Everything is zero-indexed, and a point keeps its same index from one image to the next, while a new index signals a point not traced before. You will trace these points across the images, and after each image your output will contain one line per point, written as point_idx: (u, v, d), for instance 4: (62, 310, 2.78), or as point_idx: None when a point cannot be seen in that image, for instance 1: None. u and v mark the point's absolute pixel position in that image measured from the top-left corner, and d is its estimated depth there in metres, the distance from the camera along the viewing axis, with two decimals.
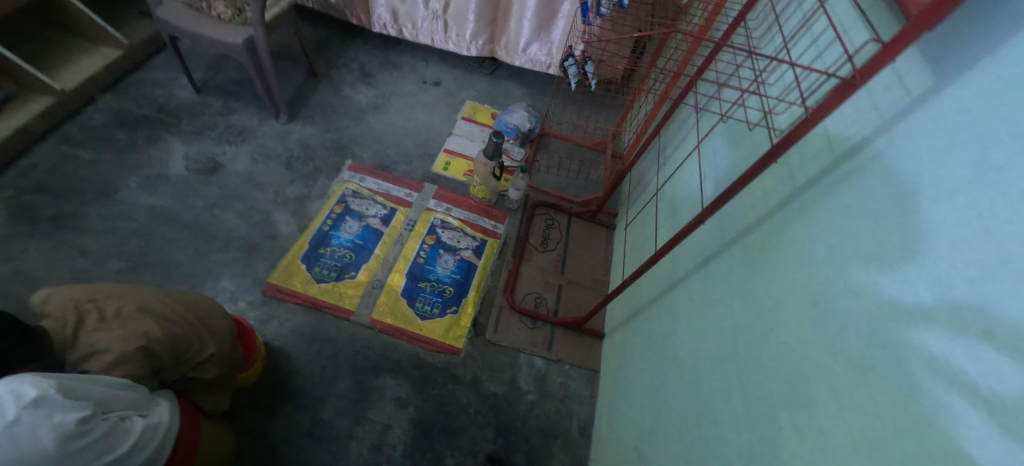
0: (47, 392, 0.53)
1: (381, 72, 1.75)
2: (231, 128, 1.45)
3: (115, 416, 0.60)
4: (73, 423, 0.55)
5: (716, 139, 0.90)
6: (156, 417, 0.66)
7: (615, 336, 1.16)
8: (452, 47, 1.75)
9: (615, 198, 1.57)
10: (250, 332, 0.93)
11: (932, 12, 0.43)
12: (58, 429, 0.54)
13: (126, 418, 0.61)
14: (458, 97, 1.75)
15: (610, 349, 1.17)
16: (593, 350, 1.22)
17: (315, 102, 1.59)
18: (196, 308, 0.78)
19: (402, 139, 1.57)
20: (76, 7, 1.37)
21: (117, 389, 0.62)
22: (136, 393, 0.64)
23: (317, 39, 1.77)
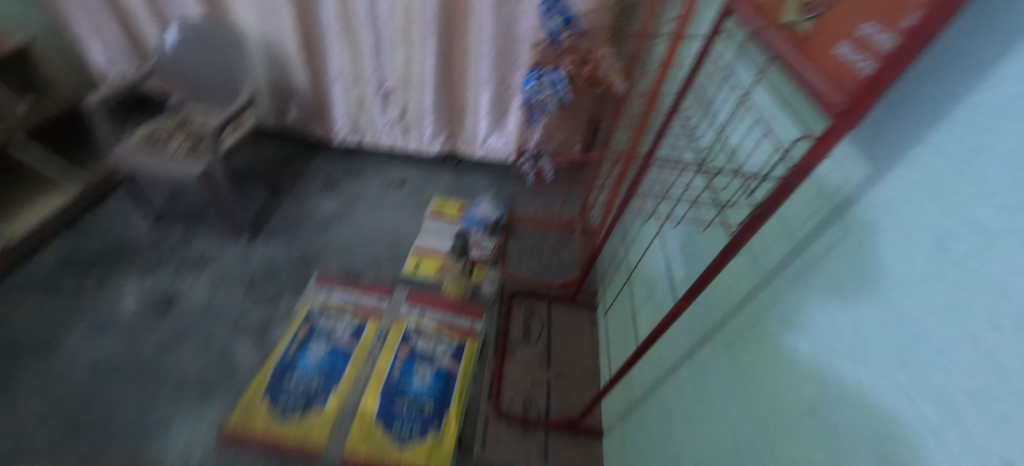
0: None
1: (346, 179, 1.76)
2: (189, 257, 1.40)
3: None
4: None
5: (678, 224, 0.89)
6: None
7: (614, 433, 1.06)
8: (414, 147, 1.79)
9: (593, 276, 1.54)
10: None
11: (850, 112, 0.44)
12: None
13: None
14: (424, 194, 1.76)
15: (611, 449, 1.06)
16: (593, 451, 1.11)
17: (279, 217, 1.57)
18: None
19: (369, 244, 1.55)
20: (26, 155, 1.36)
21: None
22: None
23: (280, 155, 1.79)
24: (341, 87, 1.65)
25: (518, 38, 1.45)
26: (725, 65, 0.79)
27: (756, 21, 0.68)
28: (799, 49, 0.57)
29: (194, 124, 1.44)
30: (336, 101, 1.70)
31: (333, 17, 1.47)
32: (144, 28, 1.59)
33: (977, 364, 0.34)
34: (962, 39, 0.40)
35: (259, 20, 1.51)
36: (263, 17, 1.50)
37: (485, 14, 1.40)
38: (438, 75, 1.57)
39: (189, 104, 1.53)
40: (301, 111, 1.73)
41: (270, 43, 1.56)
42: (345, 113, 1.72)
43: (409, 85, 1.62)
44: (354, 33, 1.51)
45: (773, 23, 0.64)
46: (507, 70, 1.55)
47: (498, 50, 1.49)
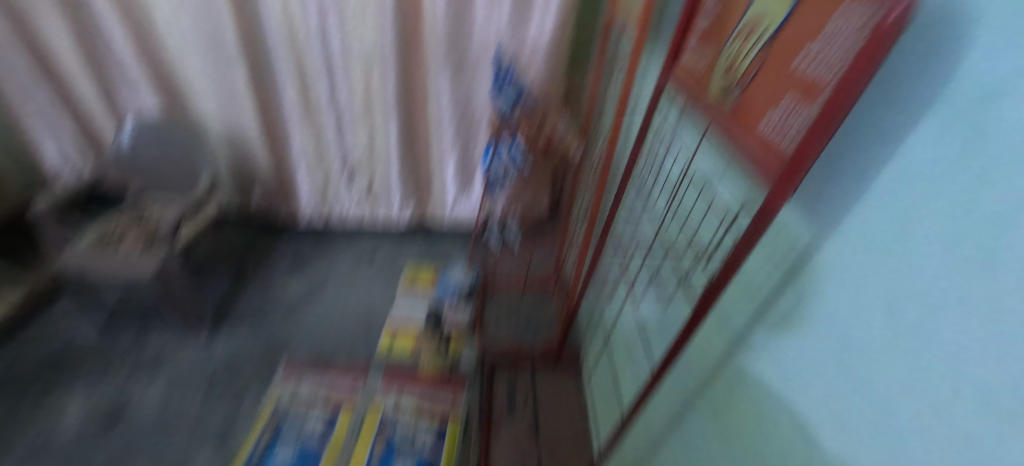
0: None
1: (314, 256, 1.72)
2: (145, 357, 1.32)
3: None
4: None
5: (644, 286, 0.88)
6: None
7: None
8: (383, 218, 1.78)
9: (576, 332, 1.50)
10: None
11: (783, 187, 0.46)
12: None
13: None
14: (396, 264, 1.73)
15: None
16: None
17: (243, 305, 1.51)
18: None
19: (341, 323, 1.49)
20: None
21: None
22: None
23: (244, 238, 1.75)
24: (305, 167, 1.66)
25: (477, 110, 1.51)
26: (670, 132, 0.83)
27: (690, 92, 0.72)
28: (729, 121, 0.60)
29: (147, 218, 1.38)
30: (301, 180, 1.69)
31: (294, 103, 1.50)
32: (101, 125, 1.58)
33: (950, 433, 0.35)
34: (872, 116, 0.44)
35: (218, 111, 1.52)
36: (223, 109, 1.51)
37: (442, 91, 1.47)
38: (401, 149, 1.60)
39: (144, 188, 1.48)
40: (265, 193, 1.71)
41: (231, 132, 1.57)
42: (310, 191, 1.71)
43: (373, 160, 1.64)
44: (315, 116, 1.53)
45: (705, 96, 0.68)
46: (469, 139, 1.59)
47: (458, 121, 1.54)
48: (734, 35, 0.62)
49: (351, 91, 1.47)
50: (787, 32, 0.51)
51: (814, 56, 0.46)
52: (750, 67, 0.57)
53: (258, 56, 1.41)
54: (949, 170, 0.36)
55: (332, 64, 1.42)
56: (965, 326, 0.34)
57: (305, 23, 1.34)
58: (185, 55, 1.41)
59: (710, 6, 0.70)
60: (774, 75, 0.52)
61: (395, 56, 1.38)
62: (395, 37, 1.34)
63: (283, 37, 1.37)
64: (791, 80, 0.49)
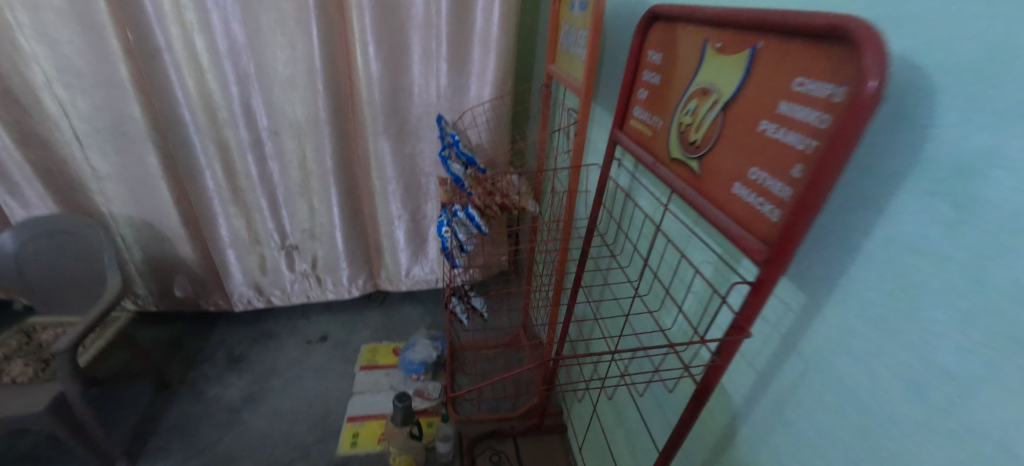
0: None
1: (254, 350, 1.52)
2: None
3: None
4: None
5: (631, 354, 0.82)
6: None
7: None
8: (332, 296, 1.63)
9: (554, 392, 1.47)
10: None
11: (778, 262, 0.43)
12: None
13: None
14: (351, 346, 1.57)
15: None
16: None
17: (168, 424, 1.28)
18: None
19: (293, 426, 1.31)
20: None
21: None
22: None
23: (162, 341, 1.51)
24: (235, 253, 1.47)
25: (424, 172, 1.44)
26: (631, 191, 0.82)
27: (645, 153, 0.71)
28: (696, 185, 0.59)
29: (43, 342, 1.18)
30: (232, 268, 1.49)
31: (217, 187, 1.35)
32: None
33: None
34: (851, 184, 0.44)
35: (125, 205, 1.33)
36: (132, 200, 1.32)
37: (386, 157, 1.39)
38: (346, 222, 1.48)
39: (35, 316, 1.26)
40: (189, 286, 1.50)
41: (141, 224, 1.37)
42: (245, 278, 1.52)
43: (316, 238, 1.50)
44: (245, 198, 1.38)
45: (662, 156, 0.67)
46: (420, 204, 1.51)
47: (406, 186, 1.46)
48: (683, 99, 0.62)
49: (284, 167, 1.35)
50: (743, 99, 0.50)
51: (781, 123, 0.45)
52: (708, 131, 0.56)
53: (172, 140, 1.26)
54: (948, 245, 0.36)
55: (261, 141, 1.30)
56: (1005, 412, 0.32)
57: (225, 102, 1.22)
58: (81, 147, 1.23)
59: (653, 69, 0.71)
60: (737, 143, 0.51)
61: (331, 127, 1.29)
62: (329, 108, 1.26)
63: (201, 118, 1.24)
64: (759, 145, 0.48)
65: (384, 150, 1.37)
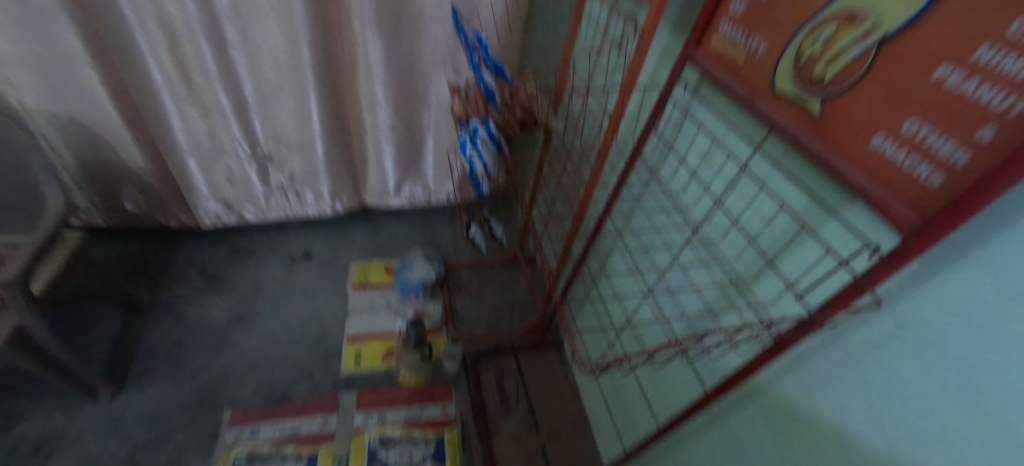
0: None
1: (231, 269, 1.40)
2: (24, 448, 1.00)
3: None
4: None
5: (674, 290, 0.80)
6: None
7: None
8: (313, 212, 1.48)
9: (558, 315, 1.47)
10: None
11: (936, 233, 0.39)
12: None
13: None
14: (340, 264, 1.49)
15: None
16: None
17: (149, 348, 1.19)
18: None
19: (290, 346, 1.26)
20: None
21: None
22: None
23: (118, 259, 1.35)
24: (196, 163, 1.26)
25: (422, 74, 1.25)
26: (698, 122, 0.73)
27: (736, 82, 0.62)
28: (817, 131, 0.52)
29: None
30: (194, 179, 1.30)
31: (164, 81, 1.09)
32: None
33: None
34: None
35: (43, 100, 1.06)
36: (52, 94, 1.04)
37: (374, 55, 1.17)
38: (329, 130, 1.29)
39: None
40: (142, 199, 1.30)
41: (69, 126, 1.11)
42: (210, 191, 1.33)
43: (292, 147, 1.31)
44: (203, 97, 1.14)
45: (763, 89, 0.58)
46: (413, 113, 1.34)
47: (399, 92, 1.27)
48: (812, 19, 0.51)
49: (249, 61, 1.11)
50: (915, 32, 0.41)
51: (970, 71, 0.37)
52: (845, 67, 0.48)
53: (95, 17, 0.97)
54: None
55: (217, 24, 1.03)
56: None
57: None
58: None
59: None
60: (895, 89, 0.43)
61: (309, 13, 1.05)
62: None
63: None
64: (930, 95, 0.40)
65: (374, 47, 1.15)
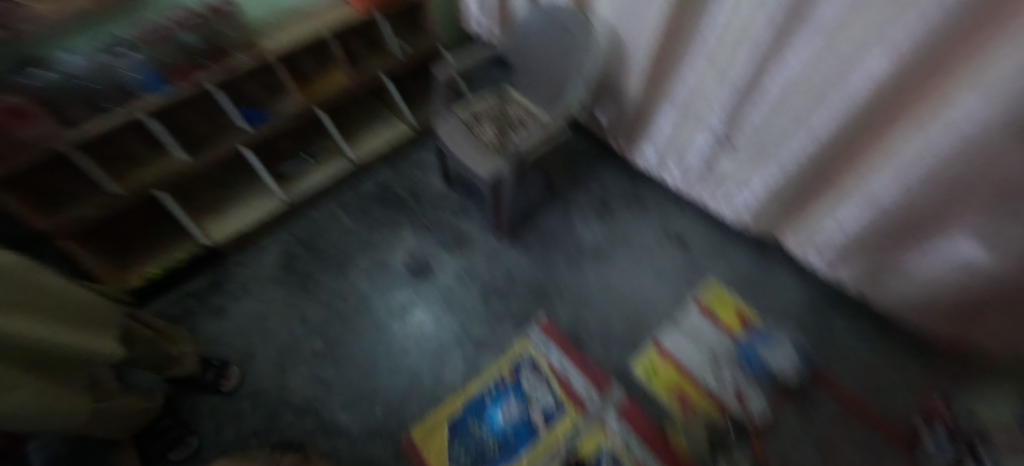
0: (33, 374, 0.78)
1: (621, 209, 1.51)
2: (454, 232, 1.46)
3: (49, 398, 0.80)
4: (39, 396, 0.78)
5: None
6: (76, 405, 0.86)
7: None
8: (721, 210, 1.40)
9: None
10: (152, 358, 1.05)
11: None
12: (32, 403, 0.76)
13: (50, 407, 0.80)
14: (702, 273, 1.38)
15: None
16: None
17: (538, 225, 1.48)
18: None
19: (612, 308, 1.32)
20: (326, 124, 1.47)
21: (54, 384, 0.81)
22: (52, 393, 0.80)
23: (569, 151, 1.67)
24: (673, 114, 1.31)
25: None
26: None
27: None
28: None
29: (508, 115, 1.38)
30: (660, 128, 1.38)
31: (715, 36, 1.08)
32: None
33: None
34: None
35: (618, 17, 1.25)
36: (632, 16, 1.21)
37: (964, 117, 0.80)
38: (815, 156, 1.08)
39: (515, 93, 1.46)
40: (613, 117, 1.50)
41: (619, 47, 1.31)
42: (660, 143, 1.41)
43: (762, 150, 1.18)
44: (727, 68, 1.09)
45: None
46: (952, 199, 0.92)
47: (960, 170, 0.86)
48: None
49: (809, 55, 0.94)
50: None
51: None
52: None
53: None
54: None
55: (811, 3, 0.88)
56: None
57: None
58: None
59: None
60: None
61: (930, 33, 0.76)
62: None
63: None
64: None
65: (966, 105, 0.78)
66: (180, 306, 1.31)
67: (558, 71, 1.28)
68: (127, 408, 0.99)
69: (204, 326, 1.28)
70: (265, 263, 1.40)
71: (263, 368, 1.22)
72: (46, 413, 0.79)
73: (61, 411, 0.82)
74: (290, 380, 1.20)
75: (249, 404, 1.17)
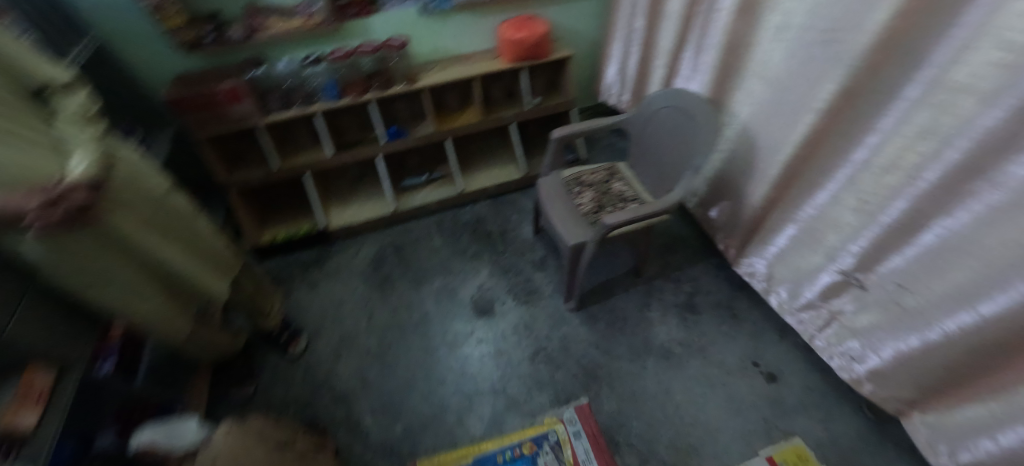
0: (154, 291, 0.97)
1: (707, 317, 1.37)
2: (527, 283, 1.47)
3: (160, 313, 0.98)
4: (152, 307, 0.96)
5: None
6: (178, 328, 1.04)
7: None
8: (836, 364, 1.15)
9: None
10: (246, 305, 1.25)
11: None
12: (144, 310, 0.95)
13: (155, 322, 0.98)
14: (786, 424, 1.15)
15: None
16: None
17: (611, 304, 1.42)
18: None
19: (662, 421, 1.18)
20: (448, 152, 1.61)
21: (169, 304, 1.00)
22: (164, 310, 0.99)
23: (670, 238, 1.59)
24: (793, 232, 1.16)
25: None
26: None
27: None
28: None
29: (611, 190, 1.36)
30: (775, 240, 1.22)
31: (866, 164, 0.93)
32: (649, 75, 1.55)
33: None
34: None
35: (757, 121, 1.17)
36: (773, 123, 1.12)
37: None
38: (978, 341, 0.81)
39: (626, 168, 1.45)
40: (727, 217, 1.38)
41: (750, 149, 1.22)
42: (772, 257, 1.25)
43: (898, 306, 0.96)
44: (871, 201, 0.93)
45: None
46: None
47: None
48: None
49: (988, 216, 0.74)
50: None
51: None
52: None
53: (880, 83, 0.86)
54: None
55: (1008, 159, 0.69)
56: None
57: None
58: (775, 38, 1.06)
59: None
60: None
61: None
62: None
63: (957, 80, 0.73)
64: None
65: None
66: (286, 271, 1.53)
67: (673, 162, 1.24)
68: (212, 342, 1.17)
69: (295, 294, 1.47)
70: (360, 256, 1.57)
71: (324, 348, 1.36)
72: (152, 322, 0.97)
73: (167, 325, 1.01)
74: (340, 367, 1.31)
75: (301, 375, 1.30)
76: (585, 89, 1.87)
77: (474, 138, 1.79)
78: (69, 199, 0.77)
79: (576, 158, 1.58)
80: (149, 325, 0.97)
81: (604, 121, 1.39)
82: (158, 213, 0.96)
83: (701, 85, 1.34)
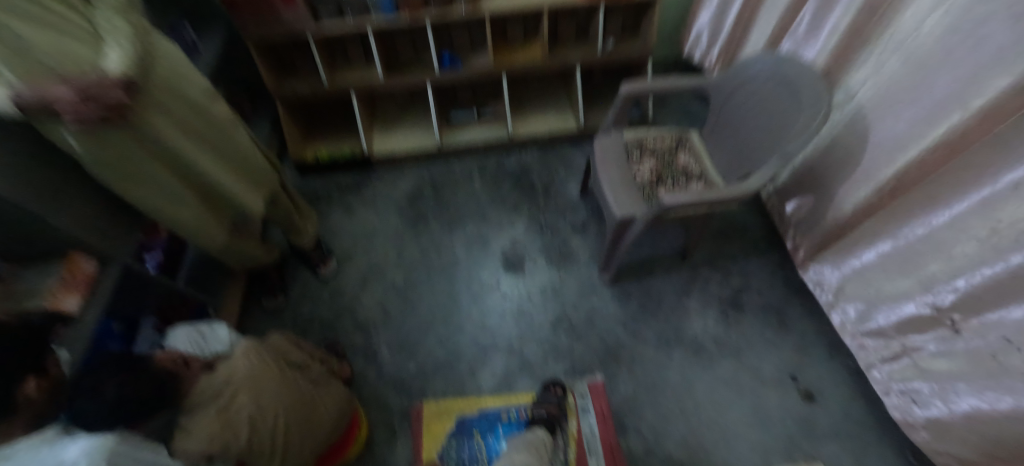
0: (190, 200, 0.96)
1: (752, 318, 1.25)
2: (562, 246, 1.39)
3: (196, 223, 0.99)
4: (187, 216, 0.96)
5: None
6: (213, 239, 1.05)
7: None
8: (892, 405, 1.01)
9: None
10: (283, 221, 1.25)
11: None
12: (179, 217, 0.95)
13: (189, 231, 0.99)
14: (813, 447, 1.07)
15: None
16: None
17: (648, 284, 1.32)
18: (306, 410, 0.88)
19: (676, 415, 1.12)
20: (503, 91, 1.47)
21: (204, 215, 1.01)
22: (199, 221, 0.99)
23: (730, 223, 1.42)
24: (885, 249, 0.98)
25: None
26: None
27: None
28: None
29: (675, 162, 1.21)
30: (860, 252, 1.05)
31: (1014, 188, 0.72)
32: (751, 29, 1.30)
33: None
34: None
35: (881, 108, 0.95)
36: (903, 114, 0.89)
37: None
38: None
39: (696, 138, 1.27)
40: (805, 214, 1.20)
41: (860, 141, 1.00)
42: (849, 271, 1.08)
43: (995, 362, 0.80)
44: (1006, 234, 0.74)
45: None
46: None
47: None
48: None
49: None
50: None
51: None
52: None
53: None
54: None
55: None
56: None
57: None
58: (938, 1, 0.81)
59: None
60: None
61: None
62: None
63: None
64: None
65: None
66: (325, 191, 1.53)
67: (758, 144, 1.05)
68: (248, 255, 1.19)
69: (331, 215, 1.48)
70: (398, 187, 1.53)
71: (352, 274, 1.37)
72: (187, 229, 0.98)
73: (203, 235, 1.02)
74: (364, 296, 1.33)
75: (328, 297, 1.33)
76: (669, 35, 1.62)
77: (534, 77, 1.63)
78: (101, 97, 0.72)
79: (642, 116, 1.41)
80: (184, 232, 0.98)
81: (686, 79, 1.19)
82: (196, 120, 0.93)
83: (816, 50, 1.10)
